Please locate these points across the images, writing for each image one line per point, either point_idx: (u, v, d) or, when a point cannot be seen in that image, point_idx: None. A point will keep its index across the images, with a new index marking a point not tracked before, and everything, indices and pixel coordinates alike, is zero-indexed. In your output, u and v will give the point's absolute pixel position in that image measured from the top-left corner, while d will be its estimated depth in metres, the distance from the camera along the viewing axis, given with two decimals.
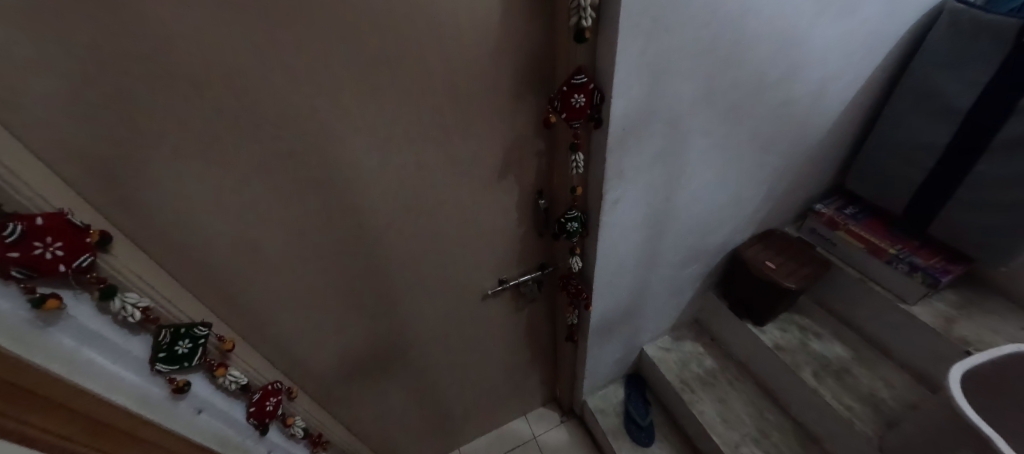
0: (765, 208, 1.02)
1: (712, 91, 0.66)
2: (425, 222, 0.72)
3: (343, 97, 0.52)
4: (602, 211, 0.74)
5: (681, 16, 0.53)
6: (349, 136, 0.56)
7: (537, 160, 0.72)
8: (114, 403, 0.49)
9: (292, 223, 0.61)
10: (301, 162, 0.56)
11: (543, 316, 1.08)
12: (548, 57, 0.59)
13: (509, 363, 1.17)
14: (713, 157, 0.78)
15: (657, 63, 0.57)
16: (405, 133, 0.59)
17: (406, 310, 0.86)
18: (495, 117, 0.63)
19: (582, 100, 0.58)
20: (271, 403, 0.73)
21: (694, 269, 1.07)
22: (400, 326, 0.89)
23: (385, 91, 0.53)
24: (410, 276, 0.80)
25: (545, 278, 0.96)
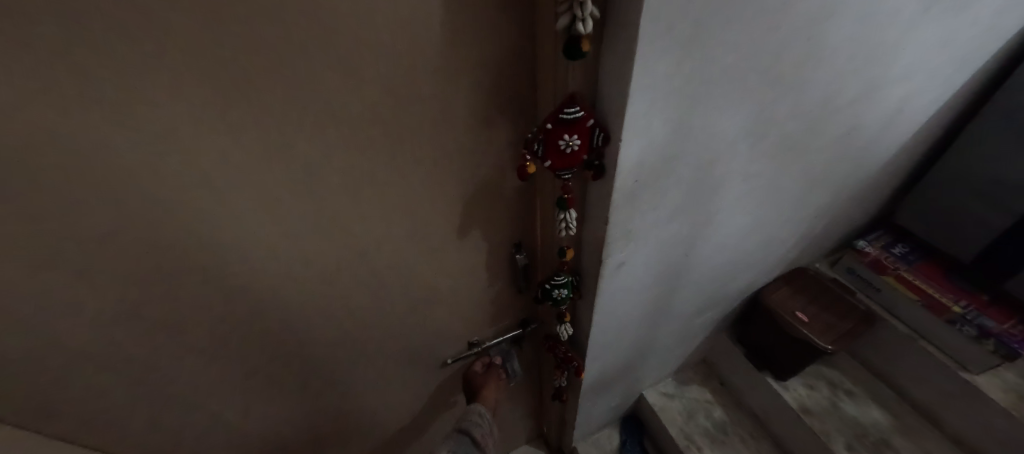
0: (798, 246, 0.83)
1: (762, 123, 0.46)
2: (359, 291, 0.53)
3: (185, 147, 0.32)
4: (601, 278, 0.54)
5: (738, 17, 0.33)
6: (212, 198, 0.36)
7: (512, 208, 0.53)
8: None
9: (149, 313, 0.42)
10: (139, 238, 0.36)
11: (525, 369, 0.91)
12: (523, 74, 0.39)
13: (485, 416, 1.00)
14: (751, 201, 0.59)
15: (693, 90, 0.37)
16: (307, 187, 0.39)
17: (346, 380, 0.68)
18: (448, 159, 0.43)
19: (575, 143, 0.38)
20: None
21: (708, 316, 0.89)
22: (340, 396, 0.71)
23: (259, 134, 0.33)
24: (347, 347, 0.62)
25: (527, 335, 0.78)
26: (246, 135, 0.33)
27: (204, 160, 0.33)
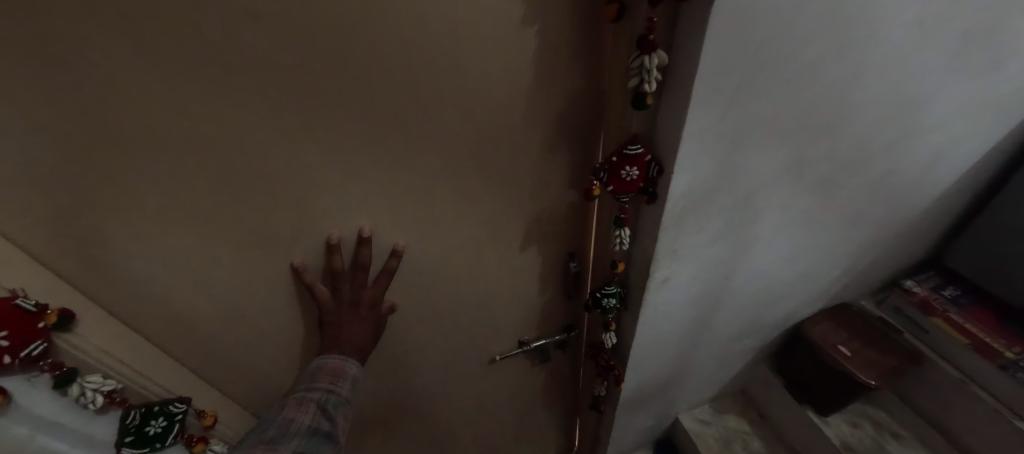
0: (841, 281, 0.86)
1: (799, 164, 0.53)
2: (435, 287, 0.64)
3: (347, 158, 0.44)
4: (647, 291, 0.62)
5: (774, 79, 0.41)
6: (353, 197, 0.48)
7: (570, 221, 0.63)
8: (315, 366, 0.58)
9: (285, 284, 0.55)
10: (298, 224, 0.49)
11: (564, 375, 0.98)
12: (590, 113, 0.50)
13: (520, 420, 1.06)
14: (790, 233, 0.65)
15: (736, 136, 0.45)
16: (418, 193, 0.51)
17: (414, 365, 0.78)
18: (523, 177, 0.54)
19: (634, 173, 0.47)
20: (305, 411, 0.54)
21: (747, 343, 0.92)
22: (406, 379, 0.81)
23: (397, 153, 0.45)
24: (420, 334, 0.72)
25: (569, 339, 0.85)
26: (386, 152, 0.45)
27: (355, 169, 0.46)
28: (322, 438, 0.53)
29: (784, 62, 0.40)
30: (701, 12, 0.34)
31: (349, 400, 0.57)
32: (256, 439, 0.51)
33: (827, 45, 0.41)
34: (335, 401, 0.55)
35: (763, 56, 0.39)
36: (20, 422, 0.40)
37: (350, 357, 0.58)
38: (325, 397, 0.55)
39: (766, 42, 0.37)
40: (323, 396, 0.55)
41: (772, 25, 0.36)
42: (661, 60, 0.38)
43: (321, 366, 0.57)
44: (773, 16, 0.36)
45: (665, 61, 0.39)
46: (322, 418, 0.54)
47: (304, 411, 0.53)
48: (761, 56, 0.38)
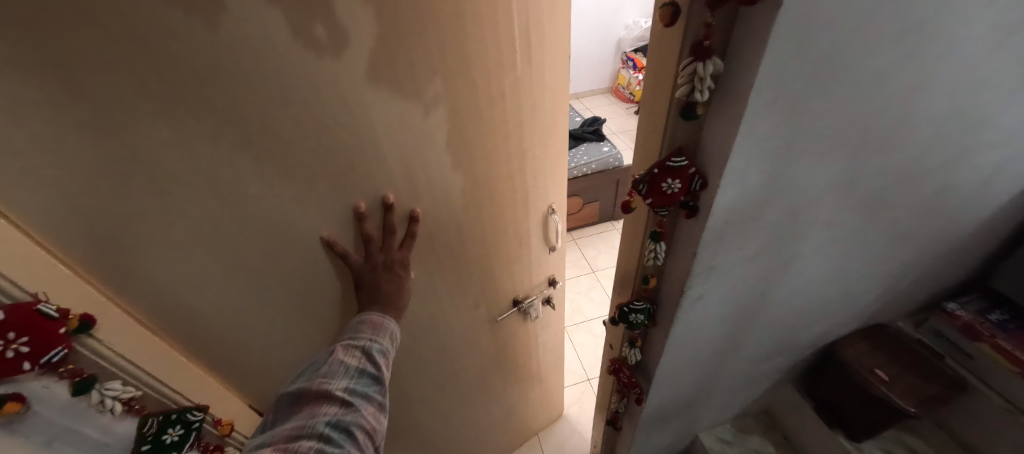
0: (878, 301, 0.82)
1: (850, 180, 0.50)
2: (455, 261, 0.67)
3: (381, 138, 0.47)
4: (679, 309, 0.59)
5: (834, 91, 0.39)
6: (382, 185, 0.50)
7: (552, 174, 0.74)
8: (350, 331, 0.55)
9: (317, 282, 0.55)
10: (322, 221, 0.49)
11: (556, 324, 1.09)
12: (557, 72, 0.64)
13: (522, 386, 1.13)
14: (832, 251, 0.61)
15: (788, 149, 0.42)
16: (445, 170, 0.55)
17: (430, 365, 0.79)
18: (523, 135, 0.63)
19: (676, 186, 0.44)
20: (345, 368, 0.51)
21: (776, 362, 0.89)
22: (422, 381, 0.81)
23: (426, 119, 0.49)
24: (435, 329, 0.73)
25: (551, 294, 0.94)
26: (415, 124, 0.49)
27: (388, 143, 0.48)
28: (369, 381, 0.52)
29: (847, 72, 0.37)
30: (764, 18, 0.31)
31: (392, 350, 0.56)
32: (307, 378, 0.50)
33: (895, 55, 0.38)
34: (380, 350, 0.54)
35: (826, 66, 0.36)
36: (39, 432, 0.39)
37: (388, 314, 0.57)
38: (369, 345, 0.53)
39: (831, 50, 0.35)
40: (368, 345, 0.53)
41: (840, 32, 0.34)
42: (716, 68, 0.36)
43: (364, 318, 0.55)
44: (842, 22, 0.33)
45: (720, 70, 0.36)
46: (367, 364, 0.53)
47: (351, 356, 0.52)
48: (824, 65, 0.36)
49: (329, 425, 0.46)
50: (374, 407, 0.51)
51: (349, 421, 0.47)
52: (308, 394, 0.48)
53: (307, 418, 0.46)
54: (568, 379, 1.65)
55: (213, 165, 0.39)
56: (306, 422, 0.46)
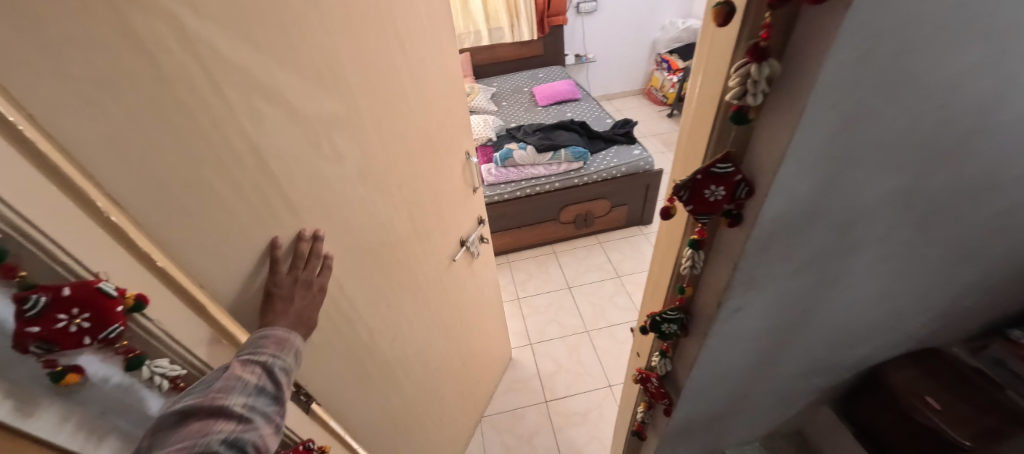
0: (930, 325, 0.77)
1: (911, 193, 0.47)
2: (417, 207, 0.85)
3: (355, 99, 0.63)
4: (715, 322, 0.57)
5: (903, 95, 0.36)
6: None
7: (457, 125, 0.97)
8: (251, 342, 0.52)
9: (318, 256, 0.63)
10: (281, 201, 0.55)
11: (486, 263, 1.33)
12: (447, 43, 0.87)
13: (472, 333, 1.31)
14: (885, 267, 0.58)
15: (847, 157, 0.40)
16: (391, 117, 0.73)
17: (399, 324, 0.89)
18: (434, 106, 0.85)
19: (720, 193, 0.42)
20: (241, 381, 0.48)
21: (813, 382, 0.85)
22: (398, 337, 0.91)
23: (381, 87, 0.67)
24: (410, 273, 0.90)
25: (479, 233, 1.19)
26: (371, 77, 0.65)
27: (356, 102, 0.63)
28: (268, 400, 0.50)
29: (919, 75, 0.35)
30: (829, 17, 0.29)
31: (296, 368, 0.55)
32: (198, 395, 0.46)
33: (974, 59, 0.35)
34: (283, 367, 0.52)
35: (896, 68, 0.33)
36: (94, 404, 0.41)
37: (294, 331, 0.56)
38: (270, 362, 0.51)
39: (904, 51, 0.32)
40: (269, 361, 0.51)
41: (915, 32, 0.31)
42: (774, 70, 0.34)
43: (271, 332, 0.54)
44: (917, 22, 0.30)
45: (779, 73, 0.34)
46: (267, 382, 0.51)
47: (252, 372, 0.50)
48: (893, 67, 0.33)
49: (223, 442, 0.44)
50: (273, 426, 0.49)
51: (245, 440, 0.46)
52: (197, 412, 0.45)
53: (197, 435, 0.43)
54: (588, 382, 1.63)
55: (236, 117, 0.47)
56: (195, 440, 0.43)
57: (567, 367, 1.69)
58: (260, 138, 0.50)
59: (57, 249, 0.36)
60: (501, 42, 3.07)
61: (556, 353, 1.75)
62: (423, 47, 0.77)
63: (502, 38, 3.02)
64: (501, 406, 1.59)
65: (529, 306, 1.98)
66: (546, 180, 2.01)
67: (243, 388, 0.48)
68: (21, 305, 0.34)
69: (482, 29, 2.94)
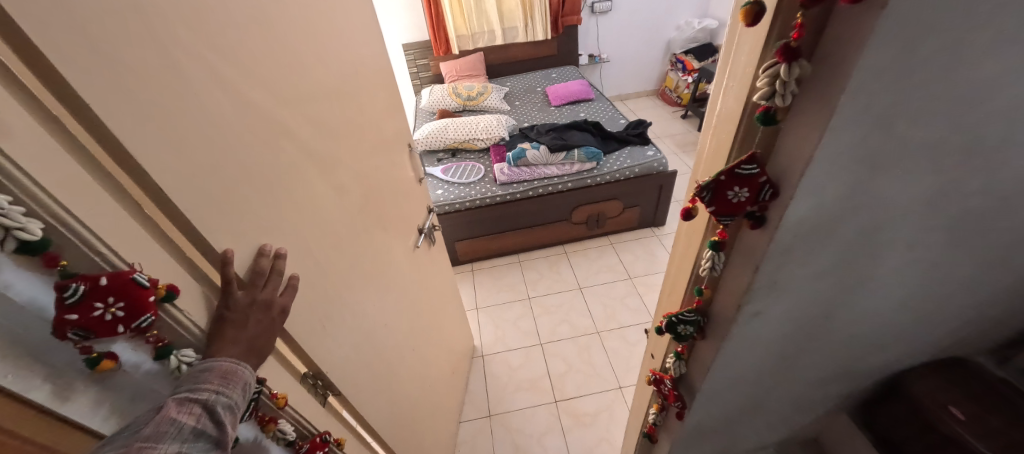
0: (955, 334, 0.75)
1: (940, 198, 0.46)
2: (379, 195, 0.90)
3: (312, 90, 0.68)
4: (733, 325, 0.56)
5: (936, 98, 0.35)
6: None
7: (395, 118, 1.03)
8: (194, 371, 0.46)
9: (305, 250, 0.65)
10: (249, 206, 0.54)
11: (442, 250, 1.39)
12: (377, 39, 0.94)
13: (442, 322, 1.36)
14: (909, 273, 0.57)
15: (876, 160, 0.39)
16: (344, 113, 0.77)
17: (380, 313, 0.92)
18: (378, 100, 0.92)
19: (743, 195, 0.42)
20: (178, 421, 0.42)
21: (831, 389, 0.83)
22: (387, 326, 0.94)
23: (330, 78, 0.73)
24: (385, 264, 0.94)
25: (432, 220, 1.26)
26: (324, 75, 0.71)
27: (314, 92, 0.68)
28: (206, 446, 0.44)
29: (953, 77, 0.34)
30: (862, 19, 0.29)
31: (243, 405, 0.48)
32: (120, 442, 0.39)
33: (1010, 61, 0.34)
34: (226, 407, 0.46)
35: (930, 70, 0.33)
36: (126, 391, 0.43)
37: (244, 361, 0.50)
38: (213, 399, 0.45)
39: (938, 53, 0.32)
40: (210, 399, 0.45)
41: (950, 33, 0.30)
42: (803, 70, 0.34)
43: (215, 364, 0.47)
44: (952, 23, 0.30)
45: (809, 74, 0.34)
46: (209, 423, 0.45)
47: (188, 415, 0.43)
48: (927, 69, 0.33)
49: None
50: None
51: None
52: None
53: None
54: (598, 384, 1.62)
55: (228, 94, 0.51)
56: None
57: (577, 368, 1.69)
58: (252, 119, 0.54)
59: (94, 239, 0.37)
60: (514, 41, 3.08)
61: (566, 353, 1.75)
62: (360, 42, 0.84)
63: (516, 37, 3.02)
64: (511, 405, 1.59)
65: (539, 305, 1.98)
66: (559, 180, 2.01)
67: (181, 429, 0.42)
68: (61, 293, 0.35)
69: (496, 29, 2.95)
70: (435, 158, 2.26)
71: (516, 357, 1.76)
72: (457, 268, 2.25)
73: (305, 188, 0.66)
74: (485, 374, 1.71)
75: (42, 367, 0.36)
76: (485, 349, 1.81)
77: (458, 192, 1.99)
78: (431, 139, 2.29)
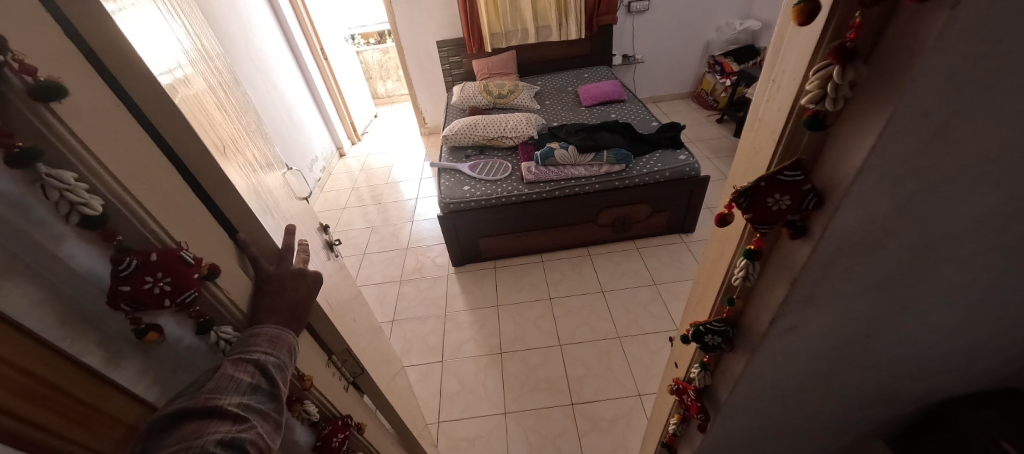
0: (1009, 365, 0.70)
1: (1007, 214, 0.42)
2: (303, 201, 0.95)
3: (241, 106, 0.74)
4: (766, 339, 0.54)
5: (1008, 106, 0.32)
6: None
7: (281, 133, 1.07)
8: (242, 337, 0.50)
9: None
10: (250, 193, 0.58)
11: None
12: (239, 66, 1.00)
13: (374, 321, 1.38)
14: (965, 295, 0.53)
15: (937, 171, 0.36)
16: (250, 125, 0.82)
17: (348, 310, 0.96)
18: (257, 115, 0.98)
19: (784, 203, 0.40)
20: (239, 377, 0.46)
21: (868, 413, 0.79)
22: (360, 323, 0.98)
23: (223, 63, 0.78)
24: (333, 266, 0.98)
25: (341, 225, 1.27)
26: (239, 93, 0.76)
27: (218, 76, 0.73)
28: (265, 398, 0.48)
29: None
30: (930, 17, 0.27)
31: (291, 364, 0.52)
32: (190, 396, 0.44)
33: None
34: (277, 364, 0.50)
35: (1002, 75, 0.30)
36: (168, 362, 0.45)
37: (285, 327, 0.54)
38: (264, 359, 0.49)
39: (1014, 56, 0.29)
40: (262, 358, 0.49)
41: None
42: (860, 74, 0.32)
43: (262, 330, 0.51)
44: None
45: (865, 77, 0.32)
46: (263, 380, 0.49)
47: (246, 371, 0.47)
48: (1001, 73, 0.30)
49: (219, 443, 0.41)
50: (271, 424, 0.47)
51: (244, 438, 0.43)
52: (191, 414, 0.42)
53: (192, 437, 0.41)
54: (616, 390, 1.60)
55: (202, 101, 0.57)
56: (191, 442, 0.40)
57: (594, 372, 1.67)
58: (219, 121, 0.59)
59: (145, 215, 0.39)
60: (547, 41, 3.08)
61: (585, 356, 1.73)
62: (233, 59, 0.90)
63: (549, 37, 3.01)
64: (526, 403, 1.59)
65: (560, 306, 1.96)
66: (586, 181, 1.98)
67: (242, 384, 0.46)
68: (117, 266, 0.38)
69: (530, 28, 2.95)
70: (463, 155, 2.28)
71: (534, 357, 1.76)
72: (480, 264, 2.27)
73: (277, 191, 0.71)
74: (503, 371, 1.72)
75: (96, 334, 0.38)
76: (504, 347, 1.82)
77: (484, 190, 2.00)
78: (460, 136, 2.31)
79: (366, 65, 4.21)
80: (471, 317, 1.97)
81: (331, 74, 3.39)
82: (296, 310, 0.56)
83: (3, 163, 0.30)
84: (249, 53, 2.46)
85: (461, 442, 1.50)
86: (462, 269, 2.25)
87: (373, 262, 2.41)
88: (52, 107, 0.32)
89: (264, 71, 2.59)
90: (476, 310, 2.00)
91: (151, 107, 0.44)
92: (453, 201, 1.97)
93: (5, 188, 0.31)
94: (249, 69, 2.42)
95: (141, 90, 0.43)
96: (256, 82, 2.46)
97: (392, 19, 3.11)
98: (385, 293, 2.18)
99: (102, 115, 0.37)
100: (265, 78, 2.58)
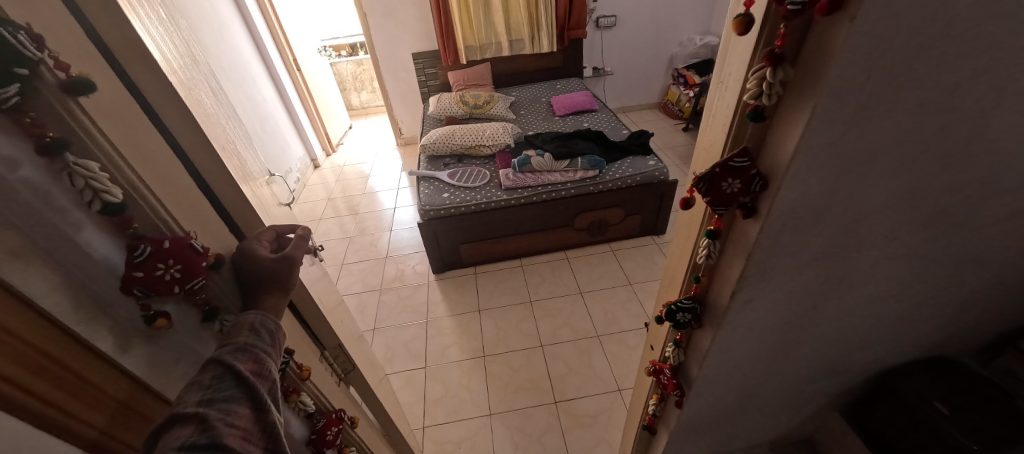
0: (937, 335, 0.80)
1: (916, 193, 0.51)
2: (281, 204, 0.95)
3: (220, 107, 0.75)
4: (729, 312, 0.60)
5: (904, 101, 0.40)
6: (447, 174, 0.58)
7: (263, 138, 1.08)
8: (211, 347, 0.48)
9: None
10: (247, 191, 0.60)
11: None
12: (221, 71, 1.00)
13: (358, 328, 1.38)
14: (892, 267, 0.61)
15: (856, 154, 0.44)
16: (236, 130, 0.83)
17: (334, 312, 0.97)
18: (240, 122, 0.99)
19: (736, 186, 0.47)
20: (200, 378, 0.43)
21: (821, 385, 0.87)
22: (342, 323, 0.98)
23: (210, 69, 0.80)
24: (313, 266, 0.99)
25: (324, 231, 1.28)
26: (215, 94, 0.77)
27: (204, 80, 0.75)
28: (235, 387, 0.43)
29: (918, 82, 0.39)
30: (837, 28, 0.34)
31: (260, 346, 0.48)
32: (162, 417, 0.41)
33: (971, 65, 0.39)
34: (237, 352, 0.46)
35: (897, 75, 0.38)
36: (172, 350, 0.47)
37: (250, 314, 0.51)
38: (221, 353, 0.45)
39: (905, 59, 0.37)
40: (218, 355, 0.45)
41: (914, 42, 0.35)
42: (788, 75, 0.39)
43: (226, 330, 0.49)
44: (916, 34, 0.35)
45: (791, 76, 0.39)
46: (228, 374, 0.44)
47: (207, 369, 0.44)
48: (896, 73, 0.37)
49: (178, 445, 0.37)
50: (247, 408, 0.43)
51: (210, 432, 0.39)
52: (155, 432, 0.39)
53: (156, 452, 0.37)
54: (596, 387, 1.65)
55: (198, 103, 0.59)
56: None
57: (576, 370, 1.72)
58: (214, 123, 0.61)
59: (157, 204, 0.42)
60: (520, 54, 3.18)
61: (566, 355, 1.78)
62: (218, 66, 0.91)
63: (522, 49, 3.12)
64: (511, 404, 1.62)
65: (541, 308, 2.01)
66: (562, 186, 2.06)
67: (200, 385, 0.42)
68: (131, 253, 0.40)
69: (503, 41, 3.04)
70: (441, 163, 2.31)
71: (517, 358, 1.79)
72: (460, 270, 2.29)
73: (258, 190, 0.72)
74: (486, 374, 1.74)
75: (107, 320, 0.40)
76: (487, 350, 1.84)
77: (464, 197, 2.04)
78: (438, 145, 2.35)
79: (340, 77, 4.20)
80: (453, 323, 1.99)
81: (303, 84, 3.36)
82: (276, 287, 0.54)
83: (34, 152, 0.32)
84: (221, 64, 2.42)
85: (447, 445, 1.50)
86: (443, 276, 2.26)
87: (351, 272, 2.38)
88: (79, 102, 0.35)
89: (236, 82, 2.55)
90: (458, 316, 2.02)
91: (157, 106, 0.46)
92: (433, 209, 2.00)
93: (32, 176, 0.33)
94: (221, 79, 2.38)
95: (147, 89, 0.45)
96: (229, 92, 2.42)
97: (367, 31, 3.13)
98: (365, 302, 2.17)
99: (117, 111, 0.39)
100: (238, 88, 2.55)
